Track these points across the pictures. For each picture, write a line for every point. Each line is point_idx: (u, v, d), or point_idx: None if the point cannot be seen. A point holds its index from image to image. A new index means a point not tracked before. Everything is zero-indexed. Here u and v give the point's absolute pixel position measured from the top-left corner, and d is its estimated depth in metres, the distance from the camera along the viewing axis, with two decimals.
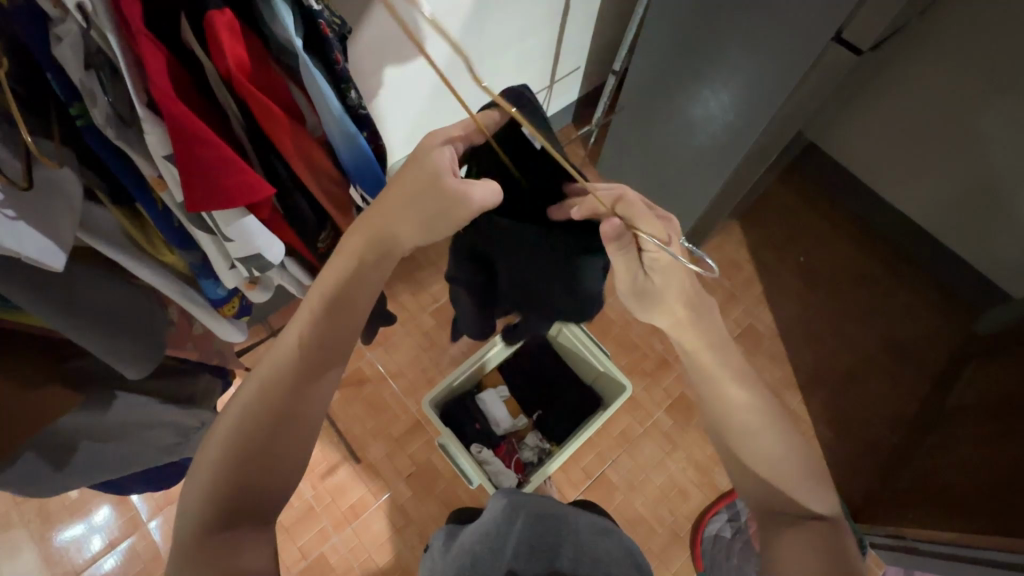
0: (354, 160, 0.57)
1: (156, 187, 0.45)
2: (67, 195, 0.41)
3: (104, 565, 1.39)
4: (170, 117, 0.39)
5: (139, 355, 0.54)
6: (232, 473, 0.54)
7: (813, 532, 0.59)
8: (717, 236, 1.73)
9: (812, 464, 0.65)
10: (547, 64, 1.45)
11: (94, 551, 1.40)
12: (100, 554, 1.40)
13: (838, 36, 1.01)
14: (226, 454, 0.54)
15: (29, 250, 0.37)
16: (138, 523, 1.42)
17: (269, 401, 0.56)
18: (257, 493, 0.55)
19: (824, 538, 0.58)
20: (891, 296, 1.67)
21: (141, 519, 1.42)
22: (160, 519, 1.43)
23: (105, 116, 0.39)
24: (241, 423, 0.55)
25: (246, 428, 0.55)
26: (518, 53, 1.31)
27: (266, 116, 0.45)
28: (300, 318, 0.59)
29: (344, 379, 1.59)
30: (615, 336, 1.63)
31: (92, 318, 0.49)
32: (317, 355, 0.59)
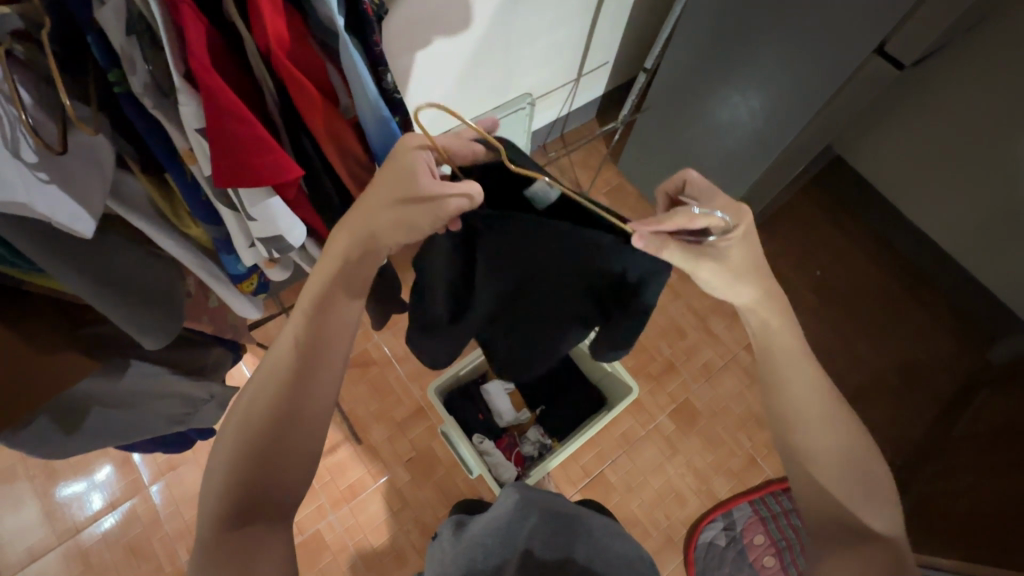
0: (383, 145, 0.56)
1: (186, 159, 0.44)
2: (99, 163, 0.40)
3: (103, 525, 1.41)
4: (206, 90, 0.38)
5: (158, 326, 0.54)
6: (240, 473, 0.53)
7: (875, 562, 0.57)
8: None
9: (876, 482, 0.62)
10: (576, 58, 1.43)
11: (95, 510, 1.42)
12: (100, 514, 1.42)
13: (880, 48, 0.99)
14: (232, 456, 0.54)
15: (60, 217, 0.37)
16: (140, 486, 1.44)
17: (268, 404, 0.55)
18: (270, 492, 0.55)
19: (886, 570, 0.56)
20: (906, 317, 1.65)
21: (143, 483, 1.45)
22: (161, 483, 1.45)
23: (143, 84, 0.39)
24: (243, 422, 0.55)
25: (247, 429, 0.54)
26: (548, 44, 1.29)
27: (301, 96, 0.45)
28: (290, 321, 0.58)
29: (351, 360, 1.60)
30: None
31: (114, 287, 0.48)
32: (314, 351, 0.57)
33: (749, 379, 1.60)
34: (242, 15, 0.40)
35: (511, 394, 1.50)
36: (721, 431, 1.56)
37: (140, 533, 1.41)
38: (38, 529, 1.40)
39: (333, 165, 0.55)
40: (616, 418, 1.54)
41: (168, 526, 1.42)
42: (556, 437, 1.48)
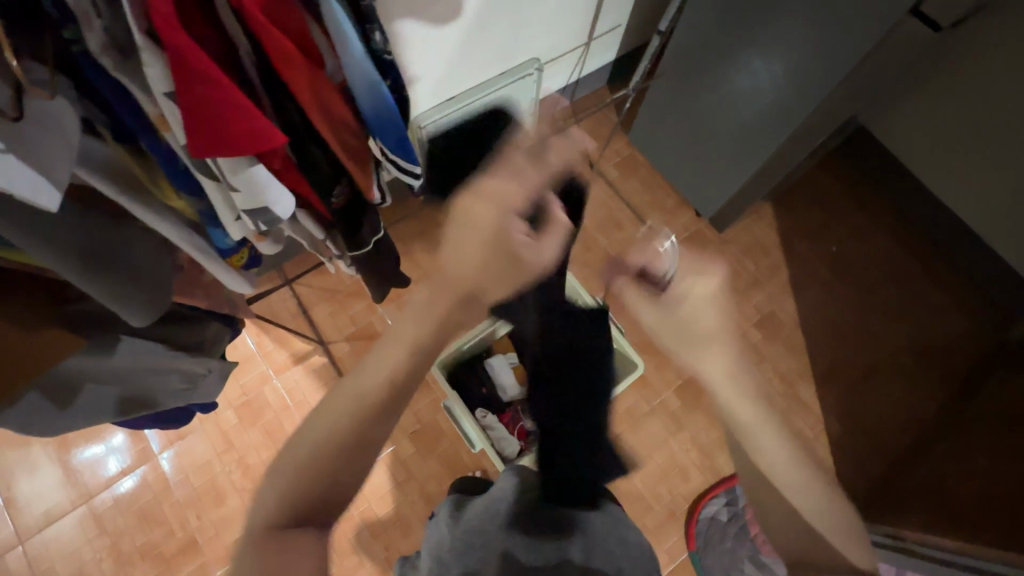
0: (374, 111, 0.52)
1: (158, 126, 0.41)
2: (61, 130, 0.37)
3: (116, 490, 1.44)
4: (172, 48, 0.35)
5: (144, 303, 0.52)
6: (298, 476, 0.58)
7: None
8: (746, 217, 1.67)
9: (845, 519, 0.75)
10: (587, 21, 1.36)
11: (107, 476, 1.45)
12: (116, 478, 1.45)
13: (917, 9, 0.93)
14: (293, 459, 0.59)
15: (20, 189, 0.34)
16: (150, 454, 1.47)
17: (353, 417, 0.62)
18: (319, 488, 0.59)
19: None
20: (923, 295, 1.60)
21: (154, 451, 1.48)
22: (171, 451, 1.48)
23: (99, 42, 0.35)
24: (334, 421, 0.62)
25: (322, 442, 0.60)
26: (556, 4, 1.22)
27: (281, 55, 0.41)
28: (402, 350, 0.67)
29: (355, 333, 1.62)
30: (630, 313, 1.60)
31: (93, 263, 0.46)
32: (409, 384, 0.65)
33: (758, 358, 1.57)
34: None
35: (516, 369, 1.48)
36: None
37: (152, 497, 1.45)
38: (52, 494, 1.43)
39: (322, 134, 0.51)
40: (620, 394, 1.54)
41: (178, 492, 1.46)
42: (560, 412, 1.47)
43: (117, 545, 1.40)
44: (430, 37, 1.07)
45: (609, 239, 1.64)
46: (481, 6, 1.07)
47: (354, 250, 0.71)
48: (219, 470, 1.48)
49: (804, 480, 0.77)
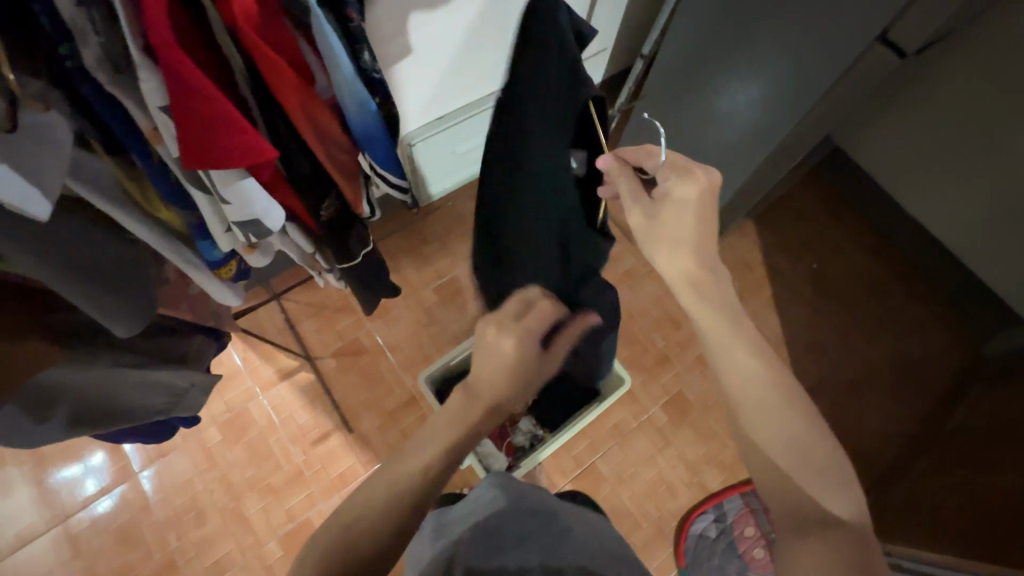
0: (363, 127, 0.54)
1: (151, 140, 0.42)
2: (54, 141, 0.38)
3: (92, 511, 1.41)
4: (168, 65, 0.36)
5: (130, 313, 0.53)
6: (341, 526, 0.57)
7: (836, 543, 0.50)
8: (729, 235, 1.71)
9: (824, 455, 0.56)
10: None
11: (84, 496, 1.42)
12: (94, 499, 1.41)
13: (883, 36, 0.96)
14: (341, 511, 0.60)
15: (11, 197, 0.35)
16: (130, 472, 1.44)
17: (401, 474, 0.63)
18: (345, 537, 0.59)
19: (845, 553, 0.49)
20: (901, 311, 1.64)
21: (134, 470, 1.45)
22: (152, 469, 1.45)
23: (96, 57, 0.36)
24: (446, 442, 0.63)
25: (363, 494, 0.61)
26: None
27: (273, 73, 0.43)
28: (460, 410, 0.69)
29: (343, 348, 1.61)
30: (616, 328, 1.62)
31: (80, 273, 0.47)
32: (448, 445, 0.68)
33: None
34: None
35: None
36: (713, 423, 1.56)
37: (131, 518, 1.41)
38: (26, 515, 1.39)
39: (311, 149, 0.53)
40: (608, 410, 1.54)
41: (158, 512, 1.42)
42: (548, 428, 1.47)
43: (91, 567, 1.36)
44: (421, 56, 1.10)
45: None
46: (470, 29, 1.11)
47: (342, 262, 0.73)
48: (201, 489, 1.45)
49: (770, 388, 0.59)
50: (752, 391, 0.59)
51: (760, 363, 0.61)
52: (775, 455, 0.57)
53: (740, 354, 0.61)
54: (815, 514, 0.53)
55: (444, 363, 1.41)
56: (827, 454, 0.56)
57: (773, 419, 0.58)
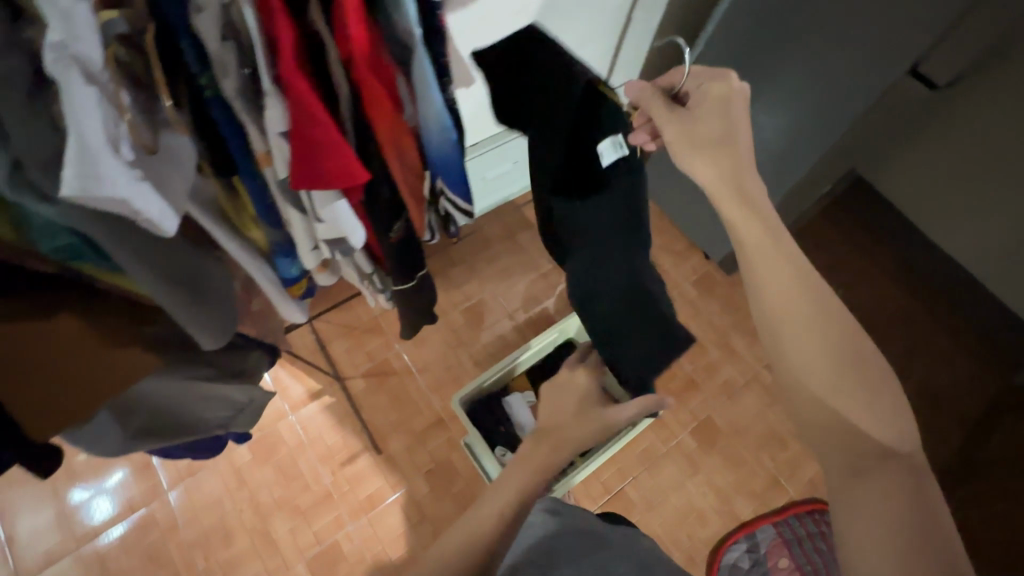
0: (441, 153, 0.57)
1: (262, 162, 0.45)
2: (180, 164, 0.41)
3: (116, 531, 1.41)
4: (295, 96, 0.40)
5: (217, 327, 0.55)
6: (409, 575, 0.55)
7: (888, 479, 0.50)
8: None
9: (882, 396, 0.54)
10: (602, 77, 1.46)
11: (112, 515, 1.42)
12: (120, 518, 1.42)
13: (915, 69, 1.02)
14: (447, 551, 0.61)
15: (153, 213, 0.38)
16: (159, 491, 1.45)
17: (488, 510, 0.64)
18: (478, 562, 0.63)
19: (897, 489, 0.49)
20: (929, 339, 1.62)
21: (162, 488, 1.45)
22: (181, 488, 1.46)
23: (234, 87, 0.40)
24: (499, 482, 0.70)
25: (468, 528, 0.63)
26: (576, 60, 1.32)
27: (375, 103, 0.46)
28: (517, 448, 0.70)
29: (371, 369, 1.63)
30: None
31: (182, 287, 0.49)
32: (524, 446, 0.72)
33: (771, 399, 1.59)
34: (333, 20, 0.41)
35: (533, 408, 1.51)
36: (743, 450, 1.54)
37: (159, 537, 1.41)
38: (55, 533, 1.39)
39: (393, 174, 0.56)
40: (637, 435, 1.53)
41: (186, 532, 1.42)
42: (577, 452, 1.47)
43: None
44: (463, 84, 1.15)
45: None
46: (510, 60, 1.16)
47: (402, 284, 0.75)
48: (229, 509, 1.45)
49: (815, 317, 0.55)
50: (805, 329, 0.56)
51: (822, 307, 0.56)
52: (825, 395, 0.54)
53: (795, 286, 0.57)
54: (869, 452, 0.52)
55: (478, 387, 1.45)
56: (877, 380, 0.54)
57: (832, 362, 0.54)
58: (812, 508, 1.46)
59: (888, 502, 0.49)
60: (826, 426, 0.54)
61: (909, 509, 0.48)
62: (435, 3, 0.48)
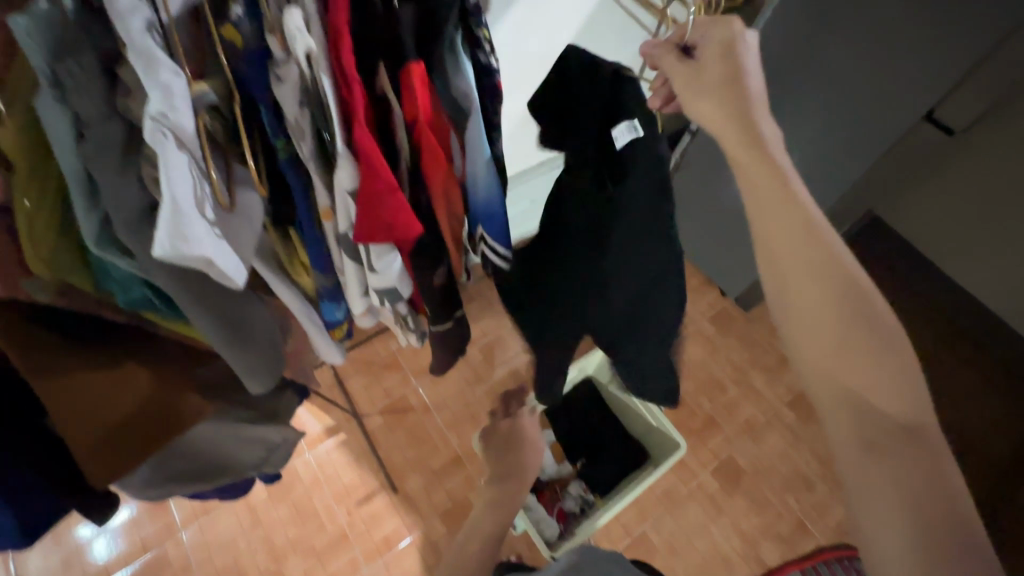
0: (487, 202, 0.59)
1: (325, 215, 0.48)
2: (252, 219, 0.43)
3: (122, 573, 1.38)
4: (364, 157, 0.42)
5: (262, 373, 0.55)
6: None
7: (918, 463, 0.46)
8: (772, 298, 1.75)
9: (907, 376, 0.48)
10: None
11: (123, 555, 1.39)
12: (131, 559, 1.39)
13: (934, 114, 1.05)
14: None
15: (226, 267, 0.39)
16: (172, 531, 1.43)
17: None
18: None
19: (925, 477, 0.45)
20: (958, 380, 1.58)
21: (175, 528, 1.43)
22: (194, 528, 1.43)
23: (308, 149, 0.43)
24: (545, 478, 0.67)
25: None
26: None
27: (432, 160, 0.48)
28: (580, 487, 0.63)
29: (389, 406, 1.63)
30: None
31: (237, 335, 0.51)
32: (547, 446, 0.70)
33: (794, 438, 1.56)
34: (398, 90, 0.44)
35: (552, 447, 1.50)
36: (767, 492, 1.50)
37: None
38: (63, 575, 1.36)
39: (439, 223, 0.58)
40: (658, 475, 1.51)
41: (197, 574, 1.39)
42: (598, 494, 1.44)
43: None
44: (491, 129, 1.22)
45: None
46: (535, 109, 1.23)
47: (441, 325, 0.76)
48: (242, 551, 1.43)
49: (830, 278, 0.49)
50: (805, 307, 0.50)
51: (840, 283, 0.49)
52: (843, 369, 0.49)
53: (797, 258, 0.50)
54: (890, 432, 0.47)
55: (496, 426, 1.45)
56: (900, 355, 0.49)
57: (833, 346, 0.49)
58: (841, 555, 1.40)
59: (896, 484, 0.45)
60: (840, 401, 0.49)
61: (916, 490, 0.45)
62: (490, 68, 0.51)
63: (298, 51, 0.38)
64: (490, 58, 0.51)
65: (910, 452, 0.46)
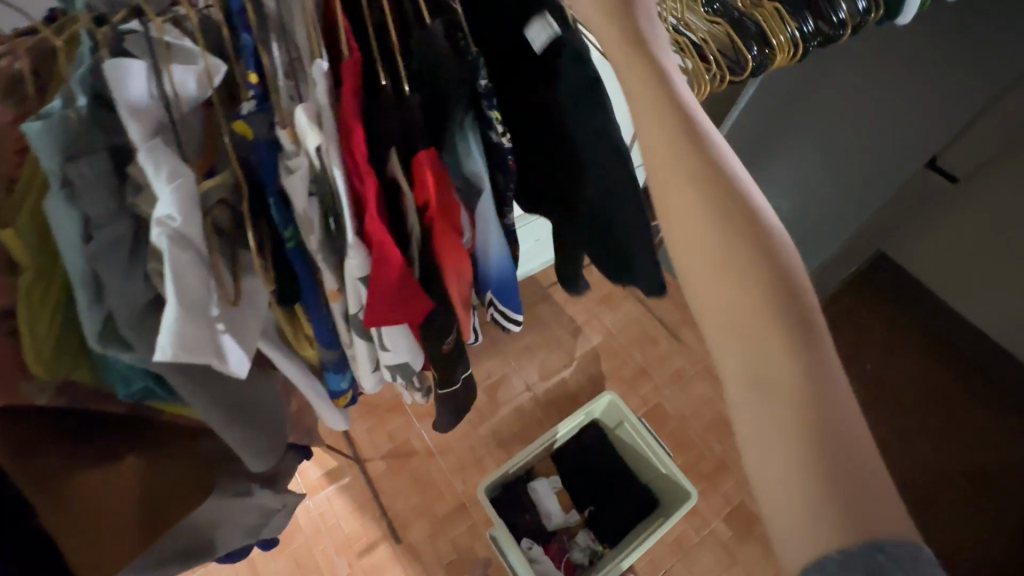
0: (497, 270, 0.59)
1: (333, 297, 0.48)
2: (259, 308, 0.44)
3: None
4: (375, 245, 0.42)
5: (265, 451, 0.54)
6: None
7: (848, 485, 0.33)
8: None
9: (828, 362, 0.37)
10: None
11: None
12: None
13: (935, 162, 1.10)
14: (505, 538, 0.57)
15: (231, 364, 0.40)
16: None
17: None
18: None
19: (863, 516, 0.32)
20: (973, 416, 1.63)
21: None
22: None
23: (317, 240, 0.43)
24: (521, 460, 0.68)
25: None
26: None
27: (443, 238, 0.49)
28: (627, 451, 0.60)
29: (393, 449, 1.60)
30: (670, 433, 1.61)
31: (239, 417, 0.50)
32: None
33: None
34: (411, 171, 0.45)
35: (559, 494, 1.48)
36: None
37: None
38: None
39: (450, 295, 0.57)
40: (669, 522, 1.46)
41: None
42: (607, 543, 1.39)
43: None
44: None
45: (646, 352, 1.76)
46: None
47: (446, 388, 0.75)
48: None
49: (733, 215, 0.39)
50: (686, 232, 0.40)
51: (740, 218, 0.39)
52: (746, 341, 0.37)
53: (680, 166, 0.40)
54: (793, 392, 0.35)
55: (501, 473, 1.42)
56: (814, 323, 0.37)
57: (718, 278, 0.38)
58: None
59: (796, 440, 0.34)
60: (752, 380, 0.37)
61: (812, 448, 0.34)
62: (502, 147, 0.52)
63: (310, 146, 0.39)
64: (502, 137, 0.52)
65: (810, 401, 0.35)
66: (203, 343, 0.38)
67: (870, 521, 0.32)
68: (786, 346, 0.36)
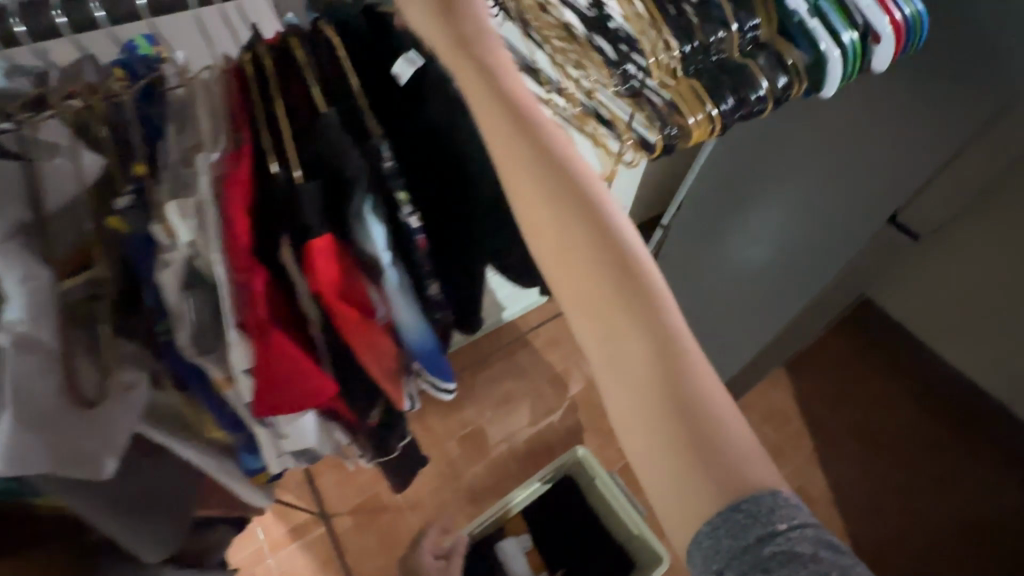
0: (419, 341, 0.57)
1: (223, 385, 0.50)
2: (126, 410, 0.53)
3: None
4: (260, 337, 0.44)
5: (153, 538, 0.59)
6: None
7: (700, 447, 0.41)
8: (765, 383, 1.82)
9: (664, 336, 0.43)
10: None
11: None
12: None
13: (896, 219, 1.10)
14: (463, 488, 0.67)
15: (60, 468, 0.49)
16: None
17: None
18: None
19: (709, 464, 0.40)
20: (963, 466, 1.66)
21: None
22: None
23: (187, 337, 0.46)
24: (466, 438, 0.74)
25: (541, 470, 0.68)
26: None
27: (343, 322, 0.48)
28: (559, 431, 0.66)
29: (361, 503, 1.55)
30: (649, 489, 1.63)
31: (114, 506, 0.56)
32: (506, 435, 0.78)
33: None
34: (304, 270, 0.44)
35: (528, 554, 1.43)
36: None
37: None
38: None
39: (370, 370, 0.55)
40: None
41: None
42: None
43: None
44: None
45: None
46: None
47: (386, 455, 0.73)
48: None
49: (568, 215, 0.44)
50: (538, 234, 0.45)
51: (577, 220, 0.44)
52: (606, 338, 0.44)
53: (535, 188, 0.44)
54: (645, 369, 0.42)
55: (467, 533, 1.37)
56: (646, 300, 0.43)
57: (567, 269, 0.44)
58: None
59: (661, 418, 0.42)
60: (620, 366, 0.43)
61: (672, 413, 0.41)
62: (413, 226, 0.49)
63: (183, 243, 0.43)
64: (412, 214, 0.49)
65: (656, 370, 0.42)
66: (38, 455, 0.47)
67: (732, 486, 0.39)
68: (646, 350, 0.42)
